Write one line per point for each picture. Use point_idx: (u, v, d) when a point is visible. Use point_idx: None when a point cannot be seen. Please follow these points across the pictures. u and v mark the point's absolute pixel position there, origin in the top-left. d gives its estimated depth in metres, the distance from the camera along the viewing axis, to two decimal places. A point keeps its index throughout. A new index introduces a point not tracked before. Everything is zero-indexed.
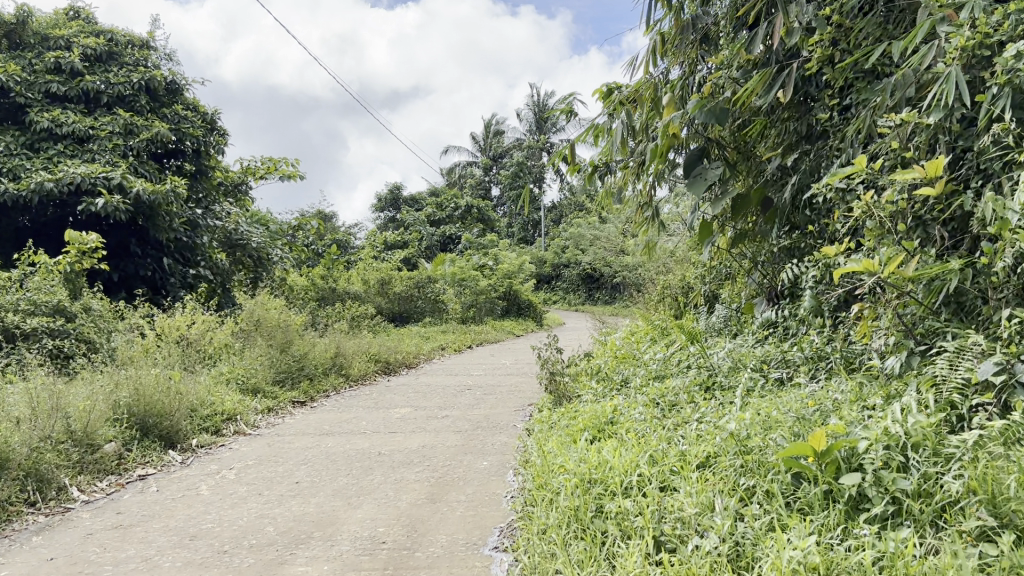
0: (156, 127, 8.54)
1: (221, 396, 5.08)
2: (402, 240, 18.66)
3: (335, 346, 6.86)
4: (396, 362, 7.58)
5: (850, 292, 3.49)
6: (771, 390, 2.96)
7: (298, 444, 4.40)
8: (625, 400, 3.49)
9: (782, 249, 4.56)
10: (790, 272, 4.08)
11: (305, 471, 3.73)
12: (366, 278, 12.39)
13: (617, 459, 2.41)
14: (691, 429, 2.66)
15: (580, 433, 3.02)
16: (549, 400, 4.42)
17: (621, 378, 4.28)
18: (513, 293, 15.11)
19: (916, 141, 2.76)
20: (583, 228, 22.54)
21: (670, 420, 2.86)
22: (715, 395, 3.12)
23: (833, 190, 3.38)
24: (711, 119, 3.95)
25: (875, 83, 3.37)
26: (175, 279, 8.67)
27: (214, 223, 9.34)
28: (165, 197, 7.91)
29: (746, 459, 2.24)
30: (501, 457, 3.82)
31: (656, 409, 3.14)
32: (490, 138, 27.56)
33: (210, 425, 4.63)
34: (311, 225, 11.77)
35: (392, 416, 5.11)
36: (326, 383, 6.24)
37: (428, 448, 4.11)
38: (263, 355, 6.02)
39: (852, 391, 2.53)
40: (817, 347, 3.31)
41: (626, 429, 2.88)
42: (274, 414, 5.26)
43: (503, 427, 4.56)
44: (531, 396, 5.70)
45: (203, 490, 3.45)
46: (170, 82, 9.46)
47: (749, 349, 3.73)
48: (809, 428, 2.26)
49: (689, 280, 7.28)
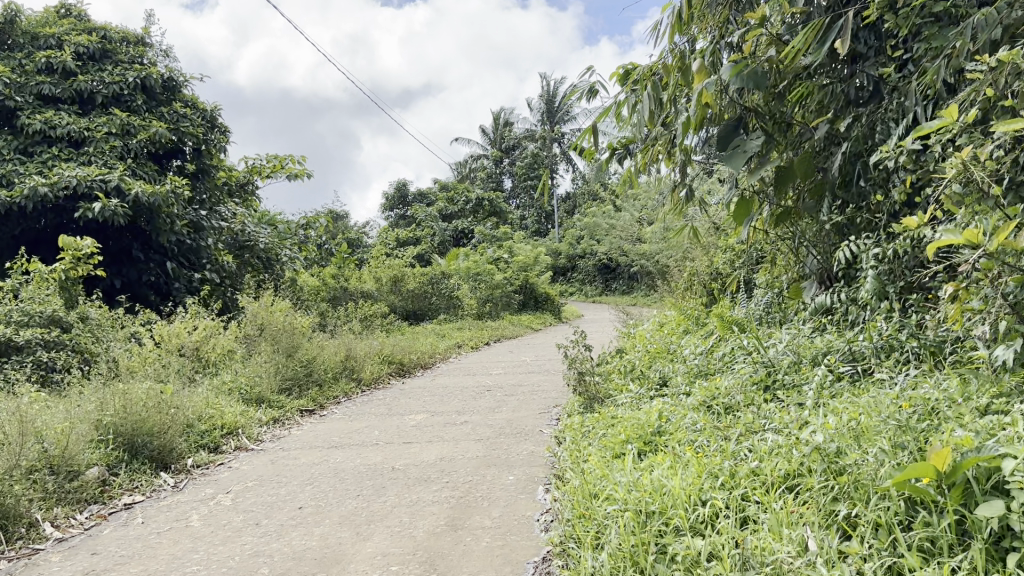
0: (154, 126, 8.16)
1: (222, 408, 4.68)
2: (414, 236, 18.27)
3: (345, 348, 6.46)
4: (411, 364, 7.17)
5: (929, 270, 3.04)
6: (848, 388, 2.52)
7: (304, 459, 3.99)
8: (670, 404, 3.06)
9: (834, 226, 4.11)
10: (848, 252, 3.66)
11: (309, 492, 3.33)
12: (378, 277, 12.01)
13: (678, 482, 1.99)
14: (762, 440, 2.23)
15: (623, 446, 2.60)
16: (579, 402, 3.99)
17: (660, 377, 3.85)
18: (530, 286, 14.70)
19: (1015, 88, 2.31)
20: (599, 217, 22.07)
21: (730, 426, 2.43)
22: (778, 395, 2.68)
23: (904, 155, 2.94)
24: (748, 84, 3.48)
25: (947, 28, 2.92)
26: (181, 283, 8.25)
27: (220, 225, 8.97)
28: (166, 198, 7.52)
29: (839, 479, 1.81)
30: (529, 470, 3.40)
31: (710, 415, 2.70)
32: (500, 130, 27.14)
33: (209, 441, 4.23)
34: (319, 223, 11.38)
35: (407, 423, 4.69)
36: (337, 389, 5.84)
37: (447, 461, 3.69)
38: (268, 361, 5.61)
39: (956, 390, 2.09)
40: (891, 336, 2.89)
41: (679, 442, 2.45)
42: (280, 424, 4.86)
43: (529, 434, 4.13)
44: (557, 396, 5.28)
45: (194, 521, 3.05)
46: (167, 79, 9.04)
47: (808, 341, 3.30)
48: (915, 438, 1.83)
49: (719, 265, 6.83)
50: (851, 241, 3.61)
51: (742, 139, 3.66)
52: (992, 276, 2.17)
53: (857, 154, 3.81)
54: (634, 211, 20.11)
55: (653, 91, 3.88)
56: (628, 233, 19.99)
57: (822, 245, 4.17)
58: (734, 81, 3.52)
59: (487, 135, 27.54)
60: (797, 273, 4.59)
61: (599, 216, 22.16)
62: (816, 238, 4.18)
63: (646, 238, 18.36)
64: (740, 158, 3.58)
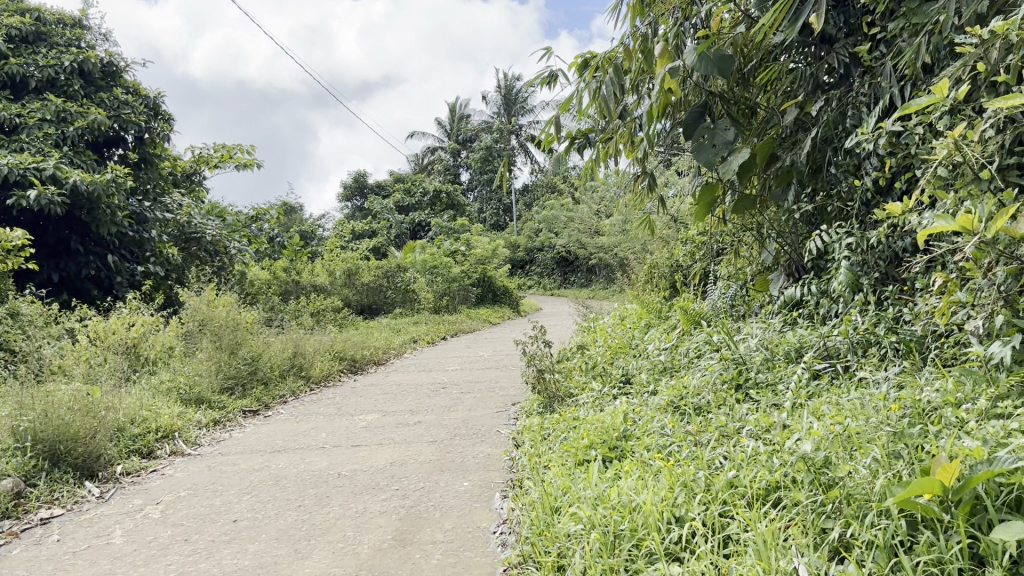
0: (92, 112, 7.72)
1: (157, 410, 4.37)
2: (370, 230, 17.90)
3: (293, 345, 6.17)
4: (363, 360, 6.90)
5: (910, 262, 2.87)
6: (828, 389, 2.34)
7: (244, 465, 3.72)
8: (634, 405, 2.86)
9: (802, 215, 3.93)
10: (819, 241, 3.49)
11: (246, 503, 3.07)
12: (331, 270, 11.67)
13: (649, 498, 1.78)
14: (739, 446, 2.04)
15: (585, 452, 2.39)
16: (538, 402, 3.78)
17: (623, 374, 3.65)
18: (488, 279, 14.48)
19: (1008, 63, 2.13)
20: (557, 209, 21.91)
21: (704, 430, 2.24)
22: (752, 395, 2.50)
23: (884, 138, 2.76)
24: (714, 69, 3.28)
25: (927, 4, 2.75)
26: (123, 277, 7.90)
27: (165, 216, 8.61)
28: (106, 188, 7.13)
29: (829, 493, 1.61)
30: (485, 475, 3.18)
31: (679, 417, 2.50)
32: (457, 121, 26.84)
33: (141, 445, 3.93)
34: (270, 215, 11.01)
35: (356, 424, 4.44)
36: (283, 387, 5.56)
37: (398, 466, 3.45)
38: (209, 359, 5.31)
39: (950, 391, 1.91)
40: (867, 330, 2.74)
41: (648, 448, 2.25)
42: (221, 426, 4.57)
43: (485, 435, 3.91)
44: (514, 393, 5.07)
45: (116, 538, 2.77)
46: (107, 64, 8.59)
47: (781, 335, 3.11)
48: (913, 449, 1.64)
49: (679, 257, 6.66)
50: (823, 230, 3.45)
51: (709, 128, 3.47)
52: (986, 266, 1.99)
53: (828, 140, 3.65)
54: (592, 203, 19.96)
55: (615, 78, 3.66)
56: (587, 225, 19.88)
57: (790, 234, 4.00)
58: (698, 65, 3.32)
59: (444, 127, 27.23)
60: (762, 264, 4.42)
61: (557, 209, 21.95)
62: (784, 227, 4.01)
63: (605, 231, 18.25)
64: (708, 149, 3.41)
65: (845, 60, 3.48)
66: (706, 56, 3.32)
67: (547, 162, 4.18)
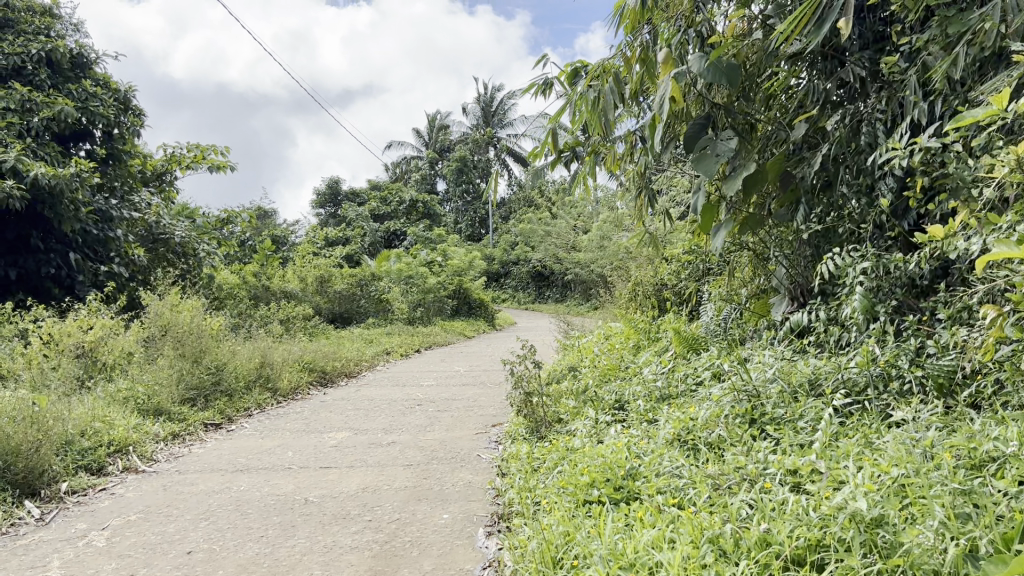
0: (59, 103, 7.39)
1: (111, 421, 4.05)
2: (343, 237, 17.58)
3: (260, 354, 5.86)
4: (333, 372, 6.61)
5: (951, 294, 2.71)
6: (857, 431, 2.11)
7: (203, 486, 3.41)
8: (635, 437, 2.61)
9: (810, 235, 3.72)
10: (830, 264, 3.29)
11: (203, 532, 2.77)
12: (303, 277, 11.35)
13: (674, 557, 1.54)
14: (768, 496, 1.81)
15: (586, 493, 2.14)
16: (523, 426, 3.54)
17: (617, 401, 3.42)
18: (463, 291, 14.23)
19: None
20: (534, 223, 21.72)
21: (724, 471, 2.00)
22: (771, 433, 2.26)
23: (919, 154, 2.55)
24: (722, 80, 3.03)
25: (967, 10, 2.54)
26: (86, 276, 7.44)
27: (132, 215, 8.27)
28: (70, 183, 6.79)
29: (889, 559, 1.37)
30: (466, 507, 2.91)
31: (691, 455, 2.26)
32: (435, 132, 26.61)
33: (91, 461, 3.61)
34: (241, 218, 10.67)
35: (326, 443, 4.16)
36: (248, 399, 5.26)
37: (371, 493, 3.18)
38: (171, 367, 4.99)
39: (1012, 437, 1.69)
40: (887, 363, 2.53)
41: (661, 493, 2.01)
42: (180, 440, 4.26)
43: (466, 459, 3.65)
44: (495, 413, 4.82)
45: (53, 571, 2.46)
46: (77, 55, 8.21)
47: (792, 364, 2.89)
48: (983, 515, 1.41)
49: (664, 277, 6.46)
50: (835, 251, 3.25)
51: (711, 139, 3.23)
52: None
53: (840, 158, 3.45)
54: (571, 218, 19.86)
55: (616, 87, 3.38)
56: (564, 240, 19.75)
57: (795, 254, 3.79)
58: (704, 75, 3.08)
59: (422, 138, 27.01)
60: (762, 286, 4.21)
61: (535, 222, 21.73)
62: (789, 249, 3.81)
63: (582, 246, 18.13)
64: (710, 161, 3.15)
65: (863, 74, 3.29)
66: (711, 62, 3.10)
67: (527, 175, 3.90)
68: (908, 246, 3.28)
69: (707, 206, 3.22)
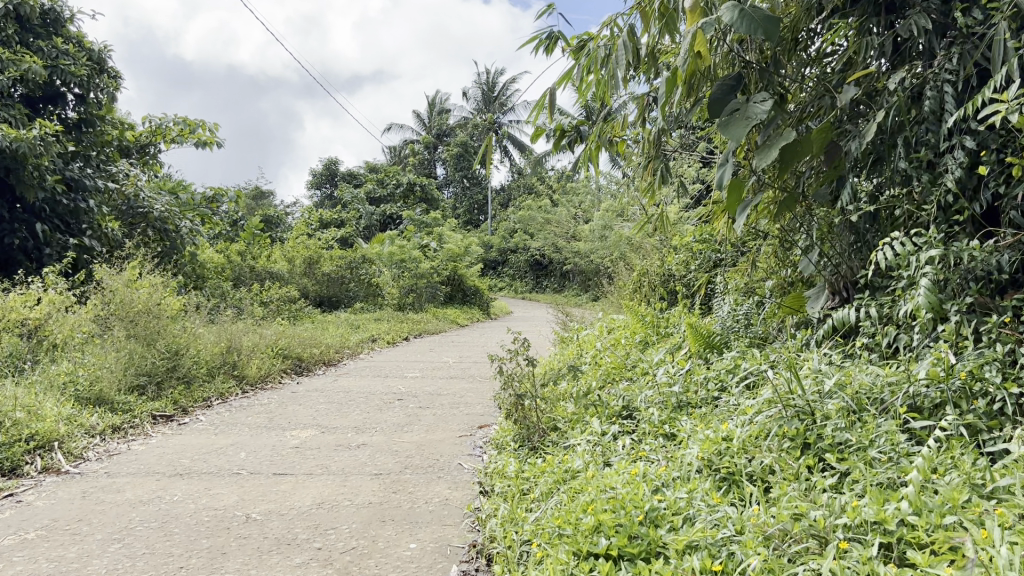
0: (26, 61, 6.70)
1: (37, 412, 3.49)
2: (338, 219, 16.99)
3: (226, 338, 5.31)
4: (311, 360, 6.07)
5: None
6: (958, 470, 1.59)
7: (130, 494, 2.87)
8: (652, 463, 2.09)
9: (858, 219, 3.11)
10: (885, 252, 2.72)
11: (110, 560, 2.23)
12: (289, 257, 10.81)
13: None
14: (852, 567, 1.29)
15: (592, 546, 1.62)
16: (514, 437, 3.05)
17: (625, 408, 2.90)
18: (458, 278, 13.68)
19: None
20: (534, 210, 21.12)
21: (784, 528, 1.48)
22: (837, 470, 1.74)
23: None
24: (756, 32, 2.21)
25: None
26: (53, 250, 6.85)
27: (106, 185, 7.65)
28: (34, 147, 6.16)
29: None
30: (439, 534, 2.37)
31: (732, 498, 1.75)
32: (434, 115, 25.98)
33: (3, 460, 3.06)
34: (228, 196, 10.06)
35: (286, 443, 3.62)
36: (209, 388, 4.72)
37: (329, 510, 2.64)
38: (121, 349, 4.45)
39: None
40: (968, 374, 1.98)
41: (694, 550, 1.51)
42: (121, 435, 3.73)
43: (445, 468, 3.12)
44: (483, 413, 4.29)
45: None
46: (48, 10, 7.49)
47: (845, 370, 2.35)
48: None
49: (670, 267, 5.92)
50: (893, 236, 2.69)
51: (742, 103, 2.49)
52: None
53: (895, 130, 2.88)
54: (572, 206, 19.33)
55: (628, 42, 2.60)
56: (564, 229, 19.19)
57: (836, 241, 3.20)
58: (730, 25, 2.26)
59: (421, 122, 26.40)
60: (791, 277, 3.66)
61: (534, 209, 21.17)
62: (829, 234, 3.24)
63: (582, 235, 17.59)
64: (737, 130, 2.42)
65: (930, 25, 2.70)
66: (747, 10, 2.23)
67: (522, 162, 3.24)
68: (977, 231, 2.73)
69: (731, 186, 2.50)
